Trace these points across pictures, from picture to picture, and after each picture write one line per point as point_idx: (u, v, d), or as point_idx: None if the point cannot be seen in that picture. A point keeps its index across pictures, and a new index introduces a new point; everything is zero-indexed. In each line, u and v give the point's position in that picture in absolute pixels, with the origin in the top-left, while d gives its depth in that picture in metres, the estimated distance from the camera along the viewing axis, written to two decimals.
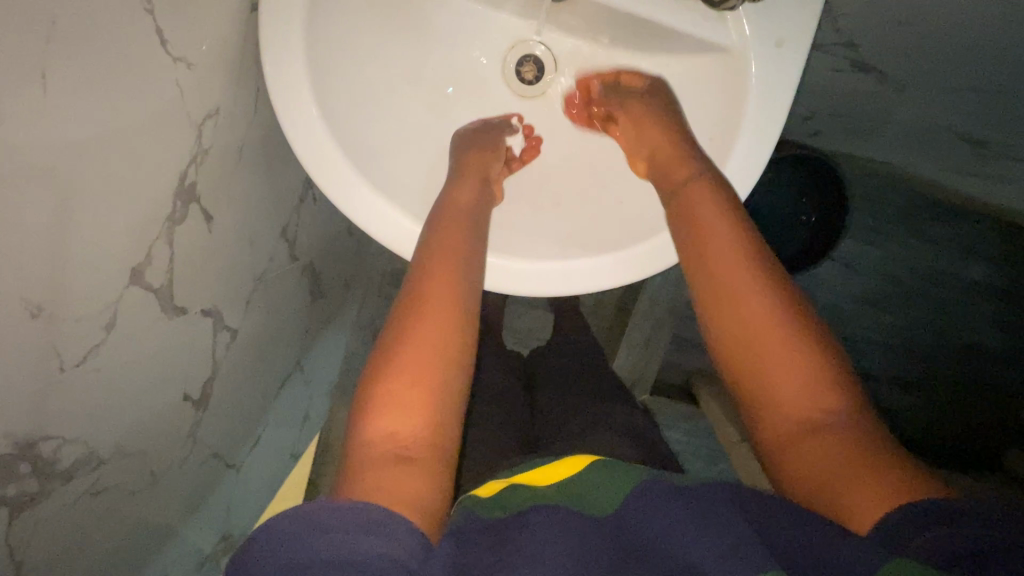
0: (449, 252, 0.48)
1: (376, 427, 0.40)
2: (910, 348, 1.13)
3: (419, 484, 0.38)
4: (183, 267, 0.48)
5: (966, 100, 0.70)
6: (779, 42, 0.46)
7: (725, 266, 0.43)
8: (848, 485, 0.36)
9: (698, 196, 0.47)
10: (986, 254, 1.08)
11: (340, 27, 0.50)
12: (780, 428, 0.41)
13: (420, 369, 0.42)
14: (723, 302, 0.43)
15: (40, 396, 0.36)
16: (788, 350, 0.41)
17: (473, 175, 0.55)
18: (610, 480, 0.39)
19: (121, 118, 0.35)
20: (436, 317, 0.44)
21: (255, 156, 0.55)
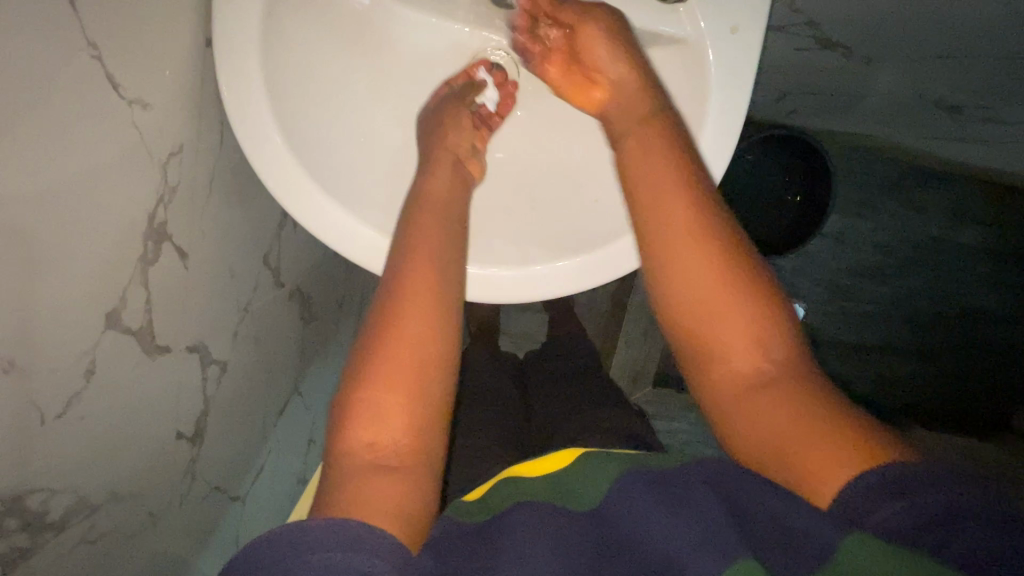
0: (427, 245, 0.48)
1: (354, 436, 0.40)
2: (909, 317, 1.13)
3: (399, 493, 0.38)
4: (162, 307, 0.48)
5: (934, 68, 0.70)
6: (733, 28, 0.46)
7: (675, 232, 0.45)
8: (802, 448, 0.38)
9: (651, 170, 0.47)
10: (978, 217, 1.07)
11: (296, 53, 0.50)
12: (734, 393, 0.43)
13: (395, 377, 0.41)
14: (671, 268, 0.46)
15: (21, 451, 0.36)
16: (733, 310, 0.43)
17: (446, 163, 0.55)
18: (598, 470, 0.40)
19: (79, 165, 0.35)
20: (412, 318, 0.44)
21: (227, 188, 0.55)
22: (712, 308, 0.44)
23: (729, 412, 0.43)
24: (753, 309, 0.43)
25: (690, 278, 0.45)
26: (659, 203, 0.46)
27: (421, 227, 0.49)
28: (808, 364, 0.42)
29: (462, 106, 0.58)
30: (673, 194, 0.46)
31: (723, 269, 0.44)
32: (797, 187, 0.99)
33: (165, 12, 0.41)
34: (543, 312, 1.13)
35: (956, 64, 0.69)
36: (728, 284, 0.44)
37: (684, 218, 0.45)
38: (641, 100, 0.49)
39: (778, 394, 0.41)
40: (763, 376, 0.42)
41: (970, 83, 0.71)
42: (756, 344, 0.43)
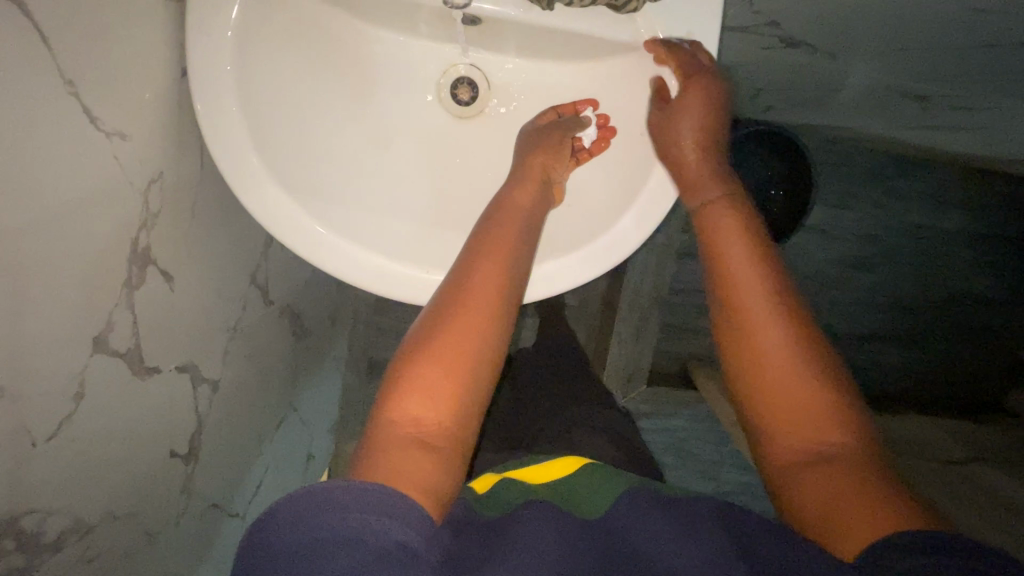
0: (498, 251, 0.49)
1: (402, 409, 0.42)
2: (897, 304, 1.15)
3: (434, 470, 0.40)
4: (149, 329, 0.49)
5: (894, 61, 0.72)
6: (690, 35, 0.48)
7: (746, 302, 0.48)
8: (843, 511, 0.39)
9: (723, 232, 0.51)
10: (959, 203, 1.09)
11: (270, 78, 0.52)
12: (786, 456, 0.46)
13: (453, 360, 0.43)
14: (744, 336, 0.48)
15: (15, 474, 0.37)
16: (796, 383, 0.46)
17: (533, 184, 0.54)
18: (604, 485, 0.43)
19: (58, 198, 0.37)
20: (474, 312, 0.45)
21: (210, 212, 0.57)
22: (771, 376, 0.47)
23: (781, 475, 0.45)
24: (820, 387, 0.45)
25: (760, 348, 0.47)
26: (731, 274, 0.49)
27: (489, 248, 0.49)
28: (871, 450, 0.43)
29: (565, 133, 0.57)
30: (750, 270, 0.49)
31: (794, 345, 0.46)
32: (780, 179, 1.00)
33: (138, 45, 0.43)
34: (534, 317, 1.15)
35: (917, 55, 0.71)
36: (797, 359, 0.46)
37: (758, 292, 0.48)
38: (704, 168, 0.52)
39: (831, 469, 0.42)
40: (818, 448, 0.44)
41: (934, 73, 0.73)
42: (817, 418, 0.45)
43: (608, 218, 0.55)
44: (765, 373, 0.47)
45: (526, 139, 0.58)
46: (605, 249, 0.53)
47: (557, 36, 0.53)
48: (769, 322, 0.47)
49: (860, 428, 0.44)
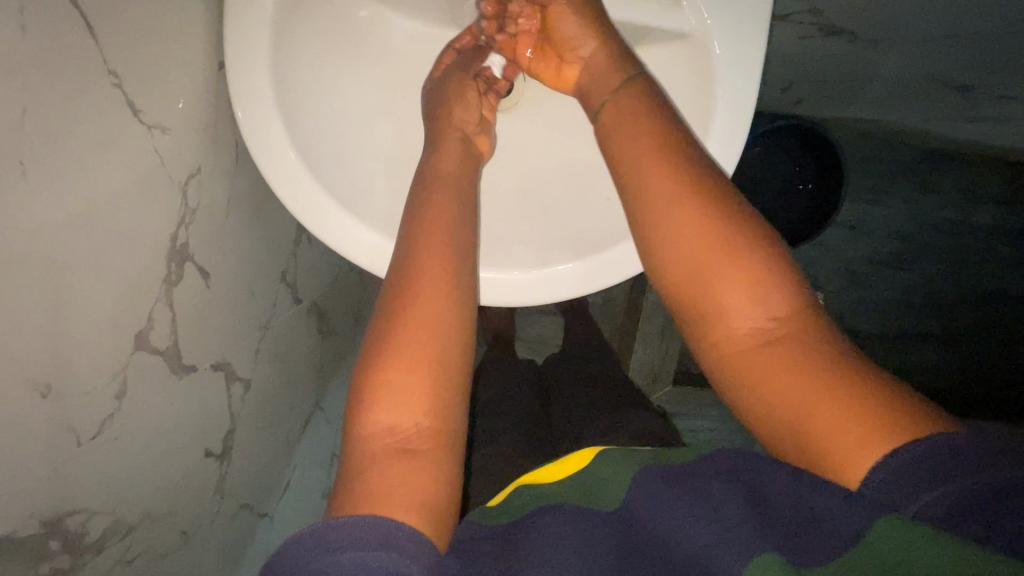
0: (439, 228, 0.46)
1: (373, 420, 0.40)
2: (933, 302, 1.11)
3: (424, 479, 0.38)
4: (188, 326, 0.49)
5: (944, 49, 0.70)
6: (740, 20, 0.46)
7: (670, 207, 0.43)
8: (815, 412, 0.36)
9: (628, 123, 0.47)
10: (992, 197, 1.05)
11: (305, 71, 0.51)
12: (733, 353, 0.42)
13: (413, 356, 0.41)
14: (669, 237, 0.44)
15: (60, 474, 0.37)
16: (727, 280, 0.42)
17: (452, 139, 0.53)
18: (614, 465, 0.39)
19: (101, 194, 0.36)
20: (425, 302, 0.42)
21: (243, 208, 0.56)
22: (703, 275, 0.42)
23: (733, 375, 0.42)
24: (751, 280, 0.41)
25: (688, 256, 0.43)
26: (644, 176, 0.45)
27: (427, 220, 0.46)
28: (820, 333, 0.40)
29: (466, 75, 0.56)
30: (661, 163, 0.44)
31: (714, 233, 0.42)
32: (809, 177, 0.98)
33: (179, 36, 0.42)
34: (559, 316, 1.13)
35: (967, 41, 0.68)
36: (722, 256, 0.42)
37: (674, 191, 0.43)
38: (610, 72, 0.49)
39: (789, 373, 0.38)
40: (764, 342, 0.40)
41: (984, 58, 0.71)
42: (759, 307, 0.41)
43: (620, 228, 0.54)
44: (696, 272, 0.43)
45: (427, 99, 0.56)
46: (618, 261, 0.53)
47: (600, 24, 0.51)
48: (691, 214, 0.43)
49: (798, 301, 0.41)
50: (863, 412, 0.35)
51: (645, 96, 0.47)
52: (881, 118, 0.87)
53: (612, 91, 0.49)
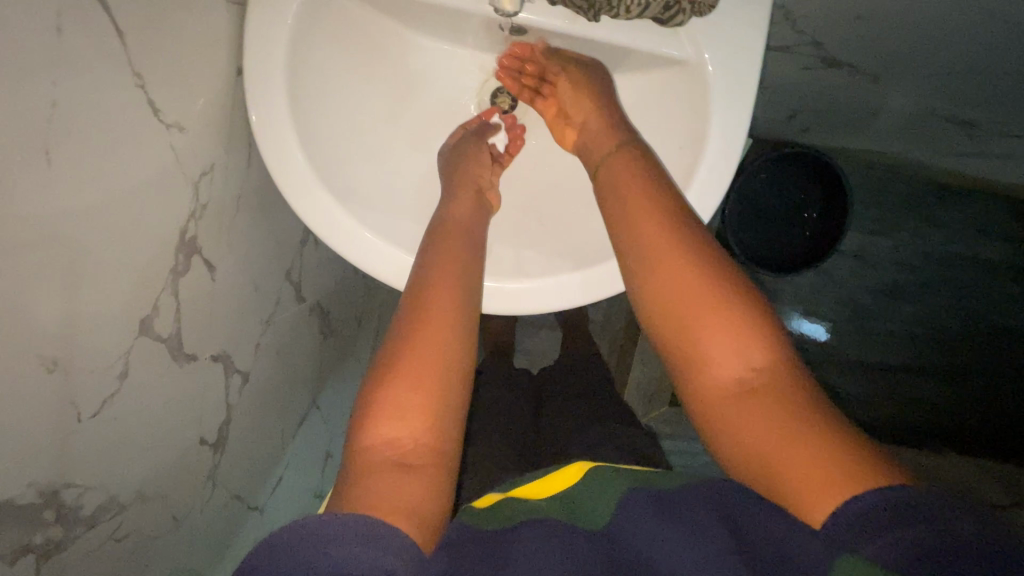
0: (450, 264, 0.50)
1: (376, 433, 0.41)
2: (936, 335, 1.11)
3: (417, 492, 0.38)
4: (191, 317, 0.51)
5: (944, 83, 0.71)
6: (734, 49, 0.48)
7: (664, 252, 0.45)
8: (790, 463, 0.37)
9: (624, 167, 0.51)
10: (999, 233, 1.06)
11: (318, 79, 0.53)
12: (715, 401, 0.43)
13: (419, 376, 0.43)
14: (657, 280, 0.45)
15: (59, 447, 0.38)
16: (711, 326, 0.43)
17: (468, 193, 0.57)
18: (603, 489, 0.39)
19: (117, 185, 0.38)
20: (435, 326, 0.45)
21: (252, 207, 0.59)
22: (688, 319, 0.44)
23: (715, 422, 0.42)
24: (735, 329, 0.42)
25: (676, 290, 0.44)
26: (636, 220, 0.47)
27: (443, 254, 0.51)
28: (802, 385, 0.41)
29: (480, 143, 0.61)
30: (651, 207, 0.47)
31: (698, 277, 0.44)
32: (814, 205, 0.99)
33: (202, 43, 0.45)
34: (558, 330, 1.14)
35: (965, 78, 0.70)
36: (706, 300, 0.43)
37: (663, 243, 0.46)
38: (608, 136, 0.54)
39: (763, 420, 0.40)
40: (739, 386, 0.42)
41: (983, 94, 0.72)
42: (739, 355, 0.42)
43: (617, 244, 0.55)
44: (682, 315, 0.44)
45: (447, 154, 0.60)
46: (612, 275, 0.54)
47: (602, 47, 0.54)
48: (679, 259, 0.45)
49: (780, 352, 0.42)
50: (835, 465, 0.35)
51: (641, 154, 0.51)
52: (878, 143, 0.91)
53: (604, 154, 0.53)
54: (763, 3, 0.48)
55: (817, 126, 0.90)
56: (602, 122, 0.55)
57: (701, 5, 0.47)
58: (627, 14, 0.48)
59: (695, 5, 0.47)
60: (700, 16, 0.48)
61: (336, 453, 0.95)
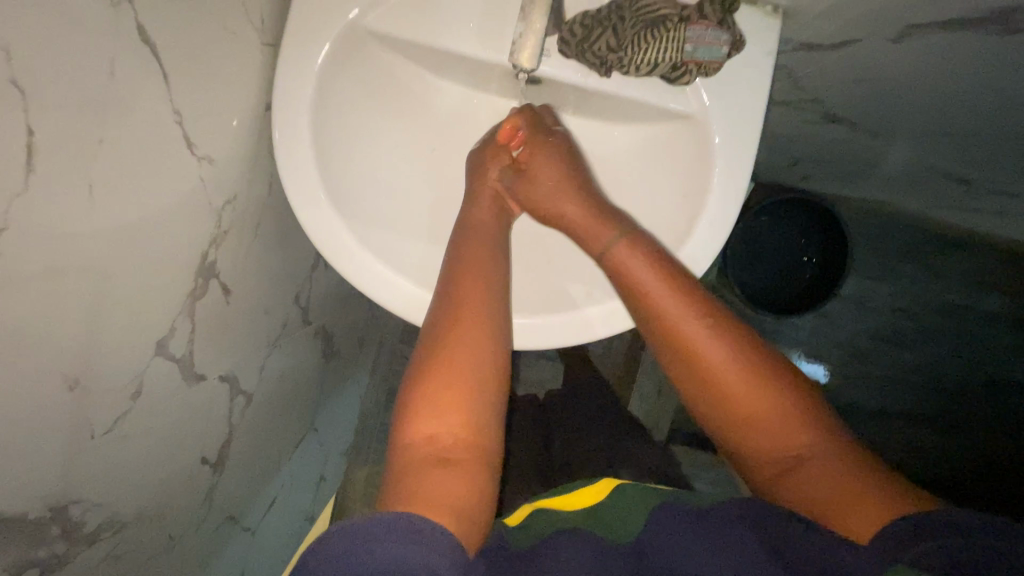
0: (479, 260, 0.51)
1: (415, 430, 0.42)
2: (936, 384, 1.11)
3: (459, 486, 0.40)
4: (204, 339, 0.52)
5: (941, 144, 0.74)
6: (736, 109, 0.51)
7: (676, 315, 0.47)
8: (841, 500, 0.39)
9: (618, 252, 0.50)
10: (1000, 286, 1.08)
11: (340, 116, 0.56)
12: (763, 451, 0.45)
13: (452, 374, 0.44)
14: (678, 340, 0.47)
15: (72, 463, 0.39)
16: (741, 383, 0.45)
17: (486, 199, 0.57)
18: (636, 504, 0.41)
19: (148, 212, 0.40)
20: (468, 323, 0.46)
21: (269, 232, 0.61)
22: (717, 379, 0.46)
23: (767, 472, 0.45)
24: (763, 383, 0.45)
25: (700, 353, 0.47)
26: (641, 283, 0.49)
27: (473, 252, 0.52)
28: (829, 423, 0.44)
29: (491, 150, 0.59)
30: (653, 272, 0.49)
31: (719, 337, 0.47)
32: (814, 249, 1.01)
33: (235, 81, 0.47)
34: (558, 361, 1.15)
35: (959, 141, 0.72)
36: (729, 359, 0.46)
37: (683, 311, 0.47)
38: (598, 224, 0.53)
39: (814, 472, 0.42)
40: (782, 436, 0.44)
41: (978, 156, 0.75)
42: (771, 406, 0.45)
43: None
44: (709, 375, 0.46)
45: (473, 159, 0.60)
46: None
47: (613, 99, 0.56)
48: (697, 321, 0.47)
49: (803, 397, 0.45)
50: (880, 491, 0.39)
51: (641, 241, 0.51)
52: (881, 192, 0.94)
53: (602, 247, 0.52)
54: (766, 66, 0.50)
55: (817, 179, 0.95)
56: (583, 208, 0.54)
57: (708, 67, 0.49)
58: (636, 73, 0.51)
59: (702, 67, 0.49)
60: (706, 77, 0.50)
61: (329, 476, 0.95)
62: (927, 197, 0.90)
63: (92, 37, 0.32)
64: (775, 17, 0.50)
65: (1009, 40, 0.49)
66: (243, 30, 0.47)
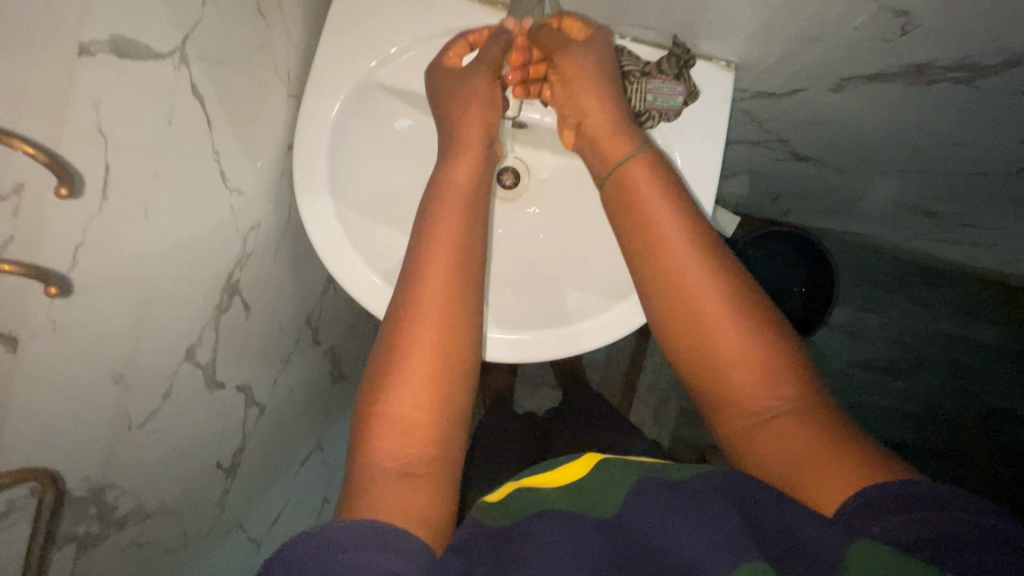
0: (443, 247, 0.48)
1: (378, 447, 0.42)
2: (932, 414, 1.13)
3: (422, 498, 0.40)
4: (226, 350, 0.59)
5: (905, 181, 0.80)
6: (698, 145, 0.58)
7: (676, 255, 0.47)
8: (812, 467, 0.40)
9: (636, 177, 0.50)
10: (987, 316, 1.12)
11: (353, 155, 0.63)
12: (739, 407, 0.45)
13: (414, 380, 0.44)
14: (675, 280, 0.47)
15: (109, 450, 0.46)
16: (730, 333, 0.45)
17: (472, 148, 0.54)
18: (618, 476, 0.40)
19: (187, 234, 0.47)
20: (427, 327, 0.45)
21: (286, 258, 0.68)
22: (707, 325, 0.46)
23: (740, 430, 0.45)
24: (753, 335, 0.45)
25: (694, 295, 0.46)
26: (650, 219, 0.48)
27: (435, 237, 0.49)
28: (812, 388, 0.44)
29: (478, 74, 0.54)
30: (665, 209, 0.48)
31: (718, 280, 0.46)
32: (803, 279, 1.05)
33: (265, 126, 0.56)
34: (556, 388, 1.20)
35: (922, 178, 0.78)
36: (724, 306, 0.45)
37: (690, 254, 0.47)
38: (620, 140, 0.52)
39: (789, 430, 0.42)
40: (764, 391, 0.44)
41: (940, 192, 0.81)
42: (757, 361, 0.44)
43: (609, 298, 0.61)
44: (699, 320, 0.46)
45: (437, 81, 0.57)
46: (609, 323, 0.60)
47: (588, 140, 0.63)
48: (697, 264, 0.47)
49: (792, 361, 0.44)
50: (854, 461, 0.38)
51: (660, 169, 0.51)
52: (864, 224, 0.99)
53: (618, 164, 0.52)
54: (722, 109, 0.58)
55: (797, 212, 1.02)
56: (612, 119, 0.52)
57: (667, 114, 0.57)
58: None
59: (663, 115, 0.57)
60: (667, 121, 0.58)
61: (332, 495, 0.99)
62: (900, 228, 0.96)
63: (158, 94, 0.40)
64: (727, 69, 0.58)
65: (933, 89, 0.56)
66: (273, 85, 0.56)
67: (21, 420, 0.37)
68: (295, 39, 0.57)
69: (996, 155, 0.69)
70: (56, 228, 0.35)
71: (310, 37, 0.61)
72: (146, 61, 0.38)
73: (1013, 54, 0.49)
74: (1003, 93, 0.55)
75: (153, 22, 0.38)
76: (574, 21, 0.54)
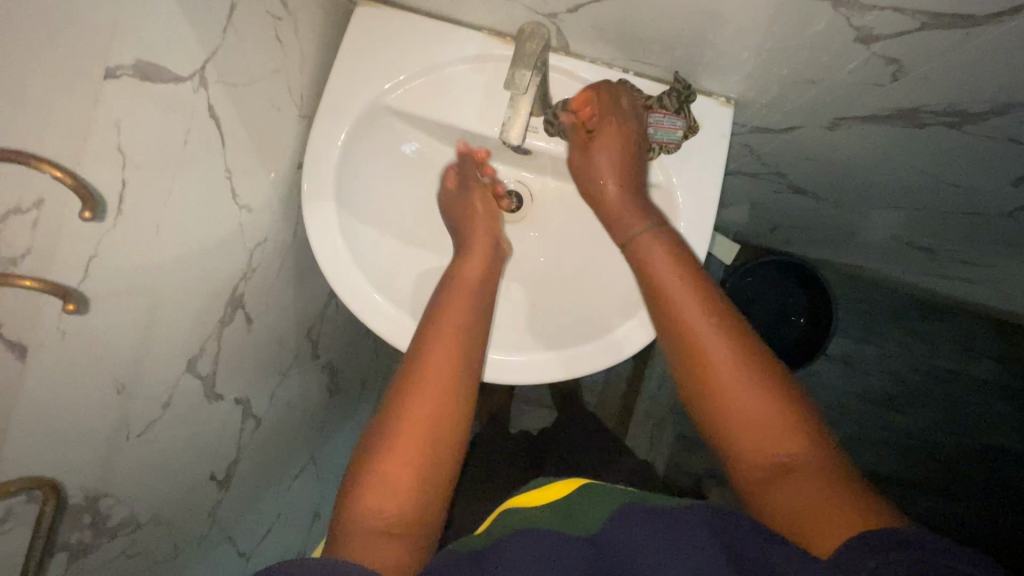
0: (454, 315, 0.53)
1: (360, 503, 0.43)
2: (931, 450, 1.12)
3: (400, 556, 0.41)
4: (227, 362, 0.59)
5: (901, 217, 0.82)
6: (697, 175, 0.60)
7: (683, 314, 0.49)
8: (819, 515, 0.40)
9: (647, 241, 0.54)
10: (987, 352, 1.12)
11: (361, 174, 0.65)
12: (750, 458, 0.45)
13: (414, 438, 0.45)
14: (686, 335, 0.49)
15: (105, 458, 0.46)
16: (739, 387, 0.46)
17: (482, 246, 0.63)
18: (596, 505, 0.41)
19: (196, 248, 0.49)
20: (433, 385, 0.48)
21: (289, 273, 0.69)
22: (717, 379, 0.47)
23: (752, 481, 0.45)
24: (762, 389, 0.46)
25: (702, 350, 0.48)
26: (660, 278, 0.51)
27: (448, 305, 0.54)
28: (823, 441, 0.44)
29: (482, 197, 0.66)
30: (677, 269, 0.51)
31: (725, 338, 0.48)
32: (800, 308, 1.06)
33: (276, 145, 0.57)
34: (552, 409, 1.20)
35: (920, 215, 0.80)
36: (732, 362, 0.47)
37: (700, 312, 0.49)
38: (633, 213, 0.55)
39: (797, 481, 0.42)
40: (775, 443, 0.44)
41: (936, 229, 0.82)
42: (766, 414, 0.45)
43: (603, 326, 0.62)
44: (709, 374, 0.47)
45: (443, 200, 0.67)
46: (601, 347, 0.60)
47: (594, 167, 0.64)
48: (706, 322, 0.49)
49: (802, 413, 0.45)
50: (854, 508, 0.39)
51: (667, 237, 0.54)
52: (864, 258, 1.01)
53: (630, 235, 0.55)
54: (723, 143, 0.59)
55: (796, 242, 1.04)
56: (628, 195, 0.56)
57: (669, 146, 0.59)
58: None
59: (663, 148, 0.59)
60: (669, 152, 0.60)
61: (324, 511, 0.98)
62: (897, 262, 0.97)
63: (176, 115, 0.42)
64: (729, 105, 0.60)
65: (926, 131, 0.58)
66: (286, 107, 0.57)
67: (23, 427, 0.38)
68: (309, 63, 0.59)
69: (989, 197, 0.70)
70: (72, 244, 0.36)
71: (324, 60, 0.63)
72: (167, 85, 0.40)
73: (1000, 103, 0.51)
74: (992, 138, 0.57)
75: (177, 47, 0.40)
76: (603, 95, 0.57)
